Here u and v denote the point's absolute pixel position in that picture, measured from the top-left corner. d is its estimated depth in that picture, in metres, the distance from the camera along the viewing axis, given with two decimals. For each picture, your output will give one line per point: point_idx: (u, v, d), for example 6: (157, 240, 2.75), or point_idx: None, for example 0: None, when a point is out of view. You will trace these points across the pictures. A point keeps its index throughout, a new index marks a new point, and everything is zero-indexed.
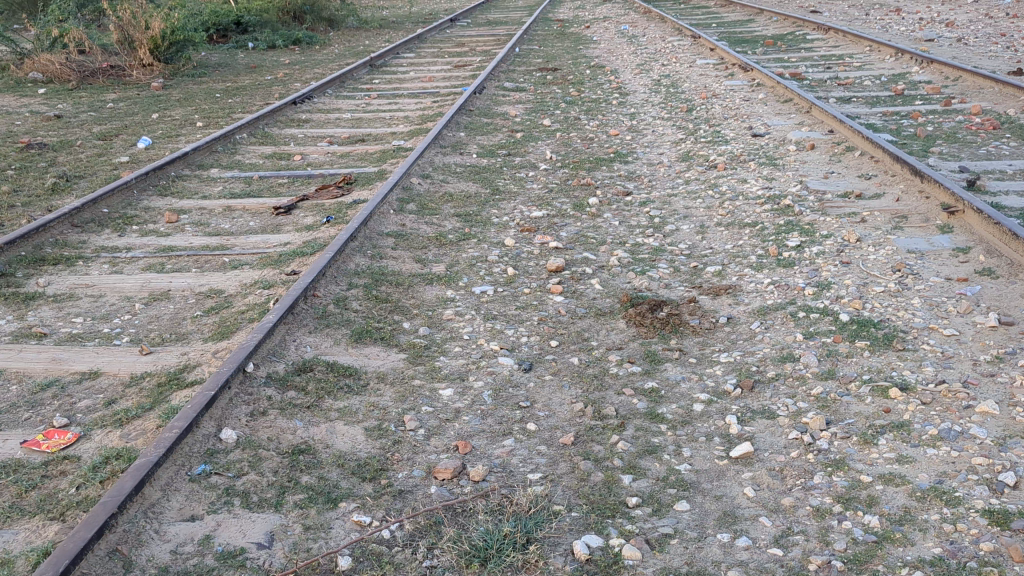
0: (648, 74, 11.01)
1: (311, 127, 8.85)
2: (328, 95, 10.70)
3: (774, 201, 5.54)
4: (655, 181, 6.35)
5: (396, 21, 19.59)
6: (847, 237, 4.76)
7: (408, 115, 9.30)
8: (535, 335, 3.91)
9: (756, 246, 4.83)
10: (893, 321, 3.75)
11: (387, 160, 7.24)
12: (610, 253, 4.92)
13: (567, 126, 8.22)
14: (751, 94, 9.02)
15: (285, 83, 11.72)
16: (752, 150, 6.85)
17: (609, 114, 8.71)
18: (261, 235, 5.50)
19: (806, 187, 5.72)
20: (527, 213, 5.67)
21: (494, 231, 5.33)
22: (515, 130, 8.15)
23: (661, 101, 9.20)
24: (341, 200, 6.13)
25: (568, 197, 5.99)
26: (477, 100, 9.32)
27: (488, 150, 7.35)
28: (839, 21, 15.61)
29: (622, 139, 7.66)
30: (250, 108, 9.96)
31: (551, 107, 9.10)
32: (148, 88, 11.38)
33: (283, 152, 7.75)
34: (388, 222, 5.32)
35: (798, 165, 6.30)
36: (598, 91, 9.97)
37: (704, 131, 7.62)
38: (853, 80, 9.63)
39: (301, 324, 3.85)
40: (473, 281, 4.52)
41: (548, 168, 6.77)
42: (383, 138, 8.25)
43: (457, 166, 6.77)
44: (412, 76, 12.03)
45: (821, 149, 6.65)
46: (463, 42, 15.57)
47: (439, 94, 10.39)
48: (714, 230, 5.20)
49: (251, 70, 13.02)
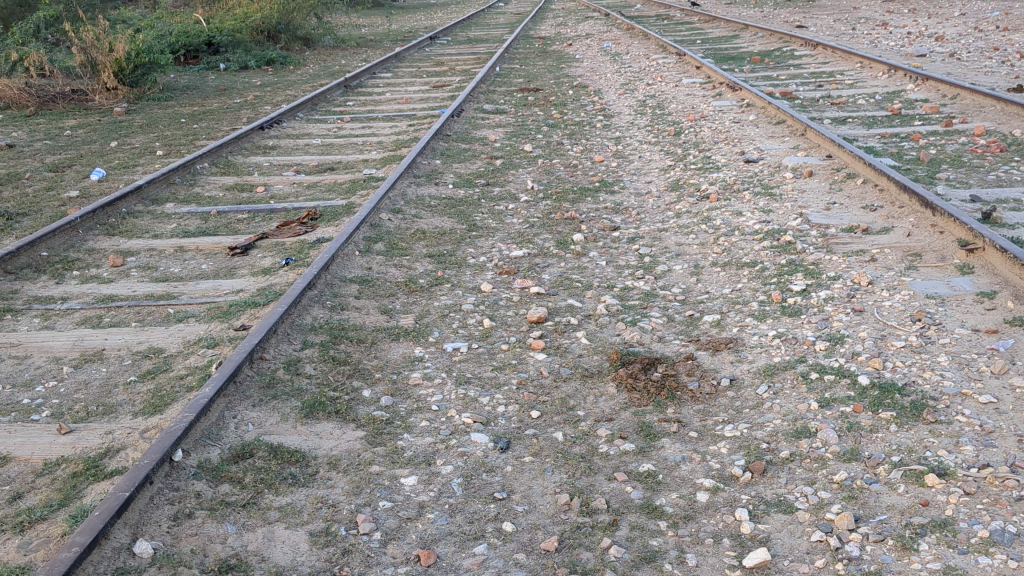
0: (633, 94, 10.59)
1: (278, 154, 8.37)
2: (299, 118, 10.23)
3: (774, 236, 5.09)
4: (644, 213, 5.90)
5: (374, 40, 19.18)
6: (857, 279, 4.32)
7: (382, 140, 8.84)
8: (513, 402, 3.44)
9: (756, 290, 4.38)
10: (919, 385, 3.28)
11: (356, 191, 6.76)
12: (597, 299, 4.46)
13: (549, 152, 7.77)
14: (741, 116, 8.60)
15: (254, 107, 11.25)
16: (746, 178, 6.41)
17: (593, 138, 8.27)
18: (213, 281, 5.02)
19: (808, 220, 5.28)
20: (505, 252, 5.20)
21: (470, 273, 4.86)
22: (494, 156, 7.69)
23: (647, 123, 8.77)
24: (304, 238, 5.65)
25: (550, 233, 5.53)
26: (455, 124, 8.87)
27: (465, 179, 6.88)
28: (825, 36, 15.28)
29: (607, 166, 7.21)
30: (215, 134, 9.48)
31: (532, 131, 8.66)
32: (110, 114, 10.91)
33: (246, 183, 7.27)
34: (353, 266, 4.85)
35: (797, 194, 5.87)
36: (581, 113, 9.53)
37: (694, 157, 7.19)
38: (847, 99, 9.23)
39: (244, 397, 3.38)
40: (444, 335, 4.04)
41: (529, 199, 6.31)
42: (353, 165, 7.77)
43: (431, 198, 6.31)
44: (388, 98, 11.57)
45: (820, 177, 6.22)
46: (442, 61, 15.14)
47: (415, 117, 9.93)
48: (709, 270, 4.76)
49: (220, 93, 12.55)
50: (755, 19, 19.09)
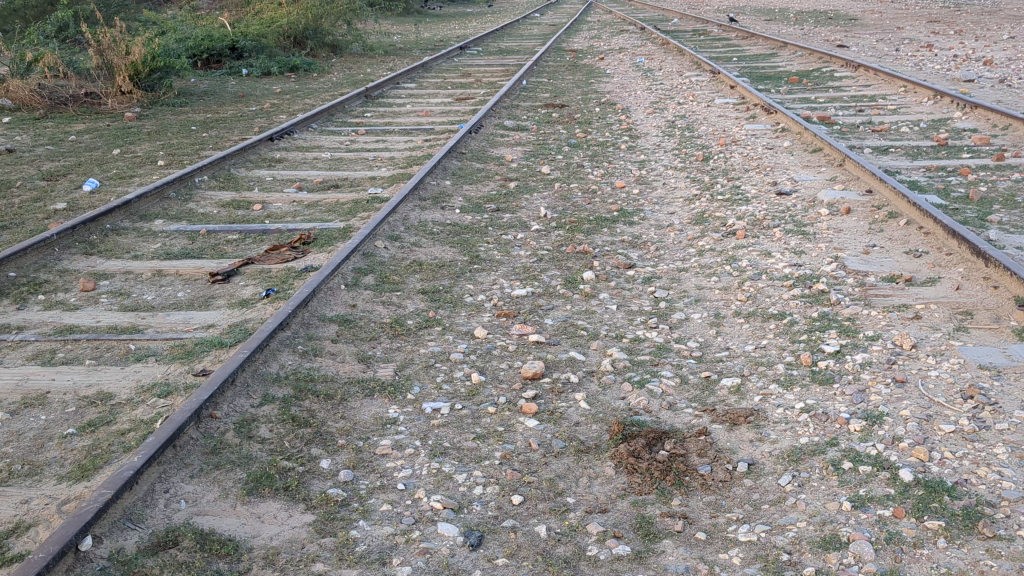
0: (662, 114, 10.11)
1: (283, 168, 7.97)
2: (312, 129, 9.83)
3: (805, 283, 4.58)
4: (663, 249, 5.40)
5: (404, 48, 18.82)
6: (899, 341, 3.79)
7: (394, 155, 8.41)
8: (492, 483, 2.95)
9: (782, 348, 3.87)
10: (971, 485, 2.76)
11: (357, 213, 6.33)
12: (603, 352, 3.96)
13: (568, 175, 7.30)
14: (776, 141, 8.09)
15: (269, 115, 10.87)
16: (777, 212, 5.90)
17: (616, 161, 7.78)
18: (185, 313, 4.59)
19: (844, 265, 4.76)
20: (506, 290, 4.72)
21: (464, 314, 4.39)
22: (509, 178, 7.23)
23: (674, 146, 8.28)
24: (291, 265, 5.20)
25: (560, 270, 5.05)
26: (471, 141, 8.43)
27: (475, 203, 6.42)
28: (867, 57, 14.71)
29: (628, 194, 6.72)
30: (223, 143, 9.11)
31: (552, 151, 8.20)
32: (121, 119, 10.58)
33: (244, 199, 6.86)
34: (335, 302, 4.39)
35: (832, 234, 5.35)
36: (606, 133, 9.04)
37: (722, 186, 6.68)
38: (889, 126, 8.69)
39: (181, 466, 2.93)
40: (424, 392, 3.57)
41: (540, 228, 5.84)
42: (359, 183, 7.33)
43: (435, 224, 5.86)
44: (409, 110, 11.16)
45: (859, 215, 5.69)
46: (469, 73, 14.71)
47: (432, 132, 9.51)
48: (730, 320, 4.26)
49: (238, 99, 12.21)
50: (794, 36, 18.52)
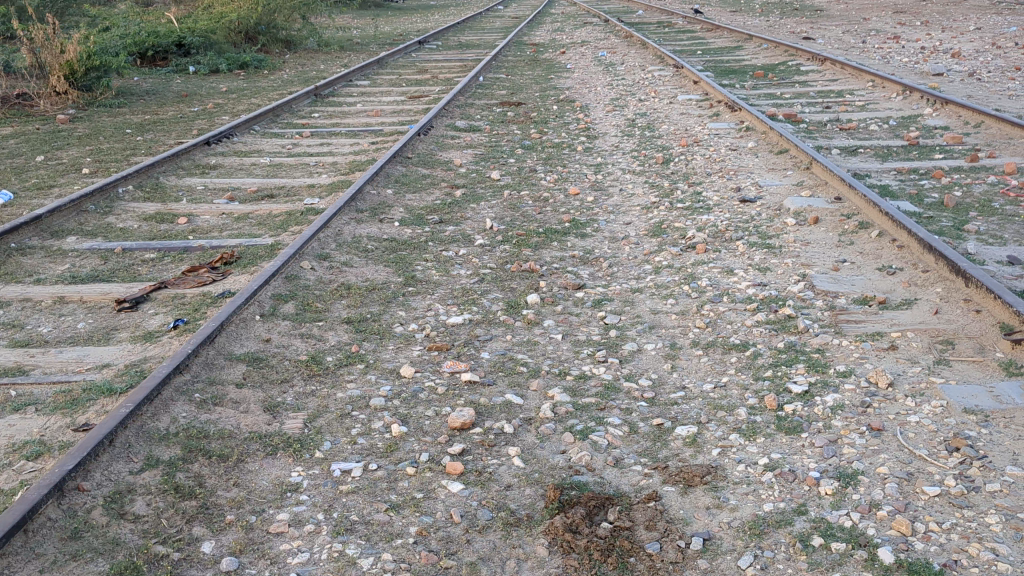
0: (623, 112, 9.70)
1: (217, 174, 7.46)
2: (254, 131, 9.32)
3: (770, 306, 4.17)
4: (616, 266, 4.97)
5: (361, 43, 18.25)
6: (873, 378, 3.39)
7: (338, 160, 7.93)
8: (403, 569, 2.50)
9: (743, 388, 3.45)
10: (963, 568, 2.35)
11: (289, 226, 5.86)
12: (543, 394, 3.51)
13: (519, 181, 6.86)
14: (739, 142, 7.69)
15: (211, 117, 10.33)
16: (740, 222, 5.50)
17: (571, 164, 7.35)
18: (80, 349, 4.08)
19: (812, 286, 4.36)
20: (441, 318, 4.27)
21: (391, 348, 3.93)
22: (456, 184, 6.78)
23: (633, 147, 7.87)
24: (208, 290, 4.72)
25: (503, 292, 4.61)
26: (420, 144, 7.96)
27: (417, 214, 5.96)
28: (834, 49, 14.39)
29: (582, 202, 6.28)
30: (156, 148, 8.58)
31: (505, 154, 7.75)
32: (52, 122, 9.98)
33: (168, 211, 6.34)
34: (248, 337, 3.91)
35: (799, 248, 4.95)
36: (563, 133, 8.60)
37: (682, 193, 6.26)
38: (857, 124, 8.33)
39: (31, 556, 2.45)
40: (336, 448, 3.10)
41: (485, 243, 5.39)
42: (296, 192, 6.85)
43: (371, 238, 5.40)
44: (359, 110, 10.66)
45: (827, 225, 5.29)
46: (426, 68, 14.21)
47: (381, 133, 9.03)
48: (686, 352, 3.83)
49: (181, 99, 11.65)
50: (760, 28, 18.19)
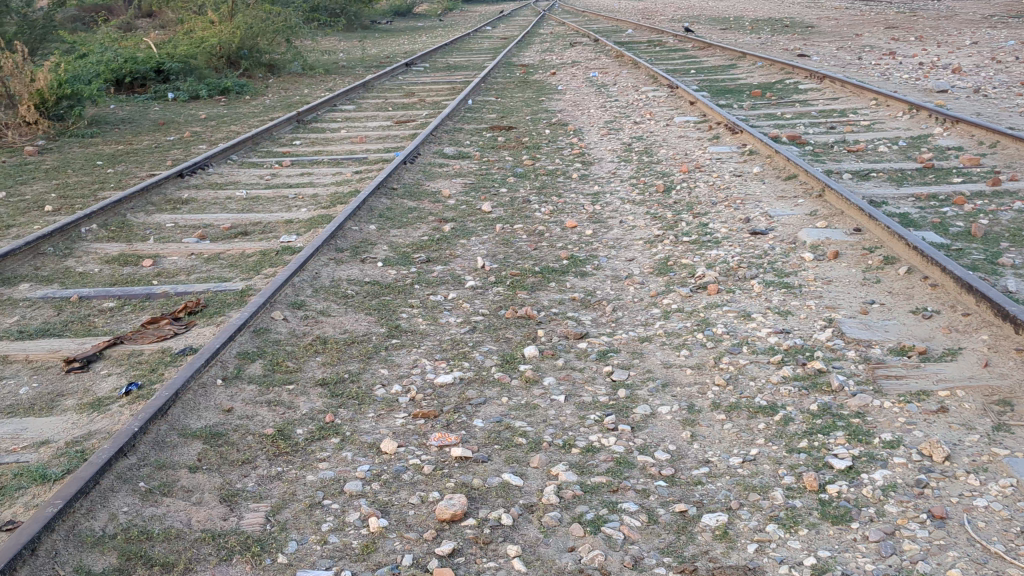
0: (618, 135, 9.29)
1: (189, 209, 7.01)
2: (231, 160, 8.87)
3: (797, 359, 3.72)
4: (621, 310, 4.52)
5: (347, 67, 17.83)
6: (926, 451, 2.94)
7: (318, 191, 7.48)
8: None
9: (776, 464, 2.99)
10: None
11: (264, 267, 5.40)
12: (546, 472, 3.04)
13: (511, 212, 6.42)
14: (743, 167, 7.28)
15: (188, 146, 9.87)
16: (754, 257, 5.06)
17: (567, 193, 6.92)
18: (18, 421, 3.60)
19: (841, 333, 3.91)
20: (428, 376, 3.80)
21: (370, 415, 3.46)
22: (445, 217, 6.33)
23: (632, 173, 7.44)
24: (167, 346, 4.24)
25: (498, 344, 4.15)
26: (405, 173, 7.52)
27: (401, 252, 5.50)
28: (830, 67, 14.03)
29: (581, 235, 5.84)
30: (127, 180, 8.12)
31: (496, 183, 7.31)
32: (20, 154, 9.52)
33: (133, 252, 5.87)
34: (206, 406, 3.43)
35: (821, 288, 4.51)
36: (557, 159, 8.17)
37: (687, 224, 5.83)
38: (865, 146, 7.93)
39: None
40: (302, 551, 2.63)
41: (476, 285, 4.94)
42: (272, 228, 6.39)
43: (350, 282, 4.93)
44: (343, 136, 10.23)
45: (849, 260, 4.85)
46: (413, 91, 13.80)
47: (365, 162, 8.59)
48: (706, 417, 3.37)
49: (158, 127, 11.20)
50: (753, 46, 17.88)
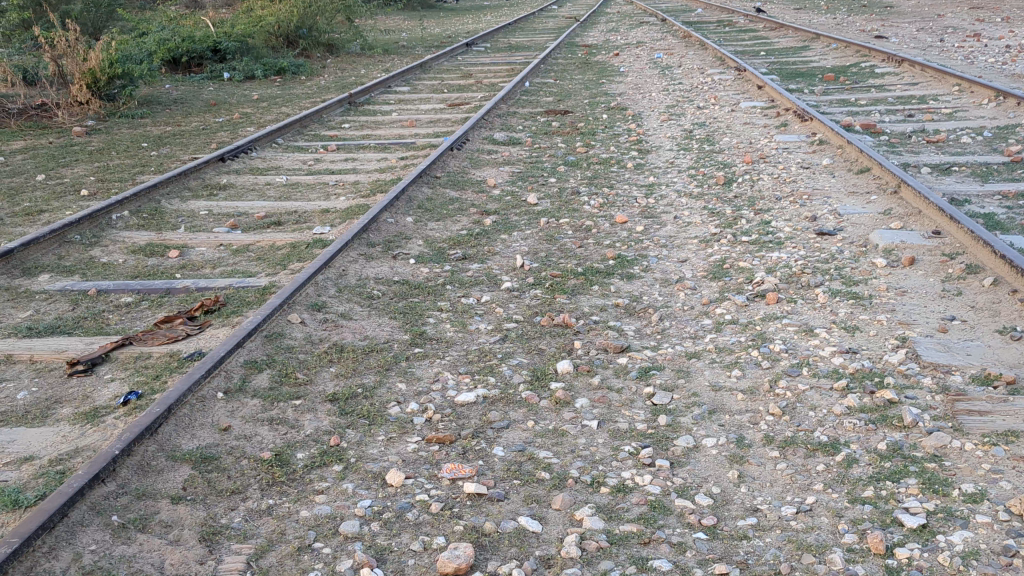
0: (679, 121, 8.81)
1: (226, 196, 6.76)
2: (276, 143, 8.62)
3: (864, 386, 3.28)
4: (669, 320, 4.11)
5: (407, 47, 17.51)
6: (1015, 508, 2.50)
7: (361, 178, 7.18)
8: None
9: (835, 517, 2.58)
10: None
11: (292, 261, 5.10)
12: (569, 515, 2.68)
13: (558, 205, 6.03)
14: (811, 158, 6.77)
15: (235, 128, 9.65)
16: (820, 261, 4.60)
17: (619, 184, 6.50)
18: (7, 432, 3.34)
19: (917, 356, 3.46)
20: (448, 393, 3.45)
21: (380, 439, 3.12)
22: (488, 209, 5.98)
23: (690, 163, 6.99)
24: (177, 349, 3.96)
25: (529, 356, 3.78)
26: (451, 160, 7.17)
27: (437, 249, 5.16)
28: (909, 49, 13.29)
29: (631, 232, 5.44)
30: (168, 163, 7.91)
31: (545, 172, 6.92)
32: (68, 134, 9.39)
33: (161, 242, 5.62)
34: (201, 425, 3.13)
35: (894, 300, 4.05)
36: (612, 147, 7.75)
37: (747, 222, 5.38)
38: (946, 136, 7.34)
39: None
40: None
41: (513, 286, 4.58)
42: (308, 217, 6.11)
43: (378, 281, 4.60)
44: (394, 119, 9.91)
45: (926, 268, 4.37)
46: (470, 73, 13.44)
47: (412, 147, 8.26)
48: (756, 453, 2.96)
49: (209, 108, 11.02)
50: (826, 27, 17.12)
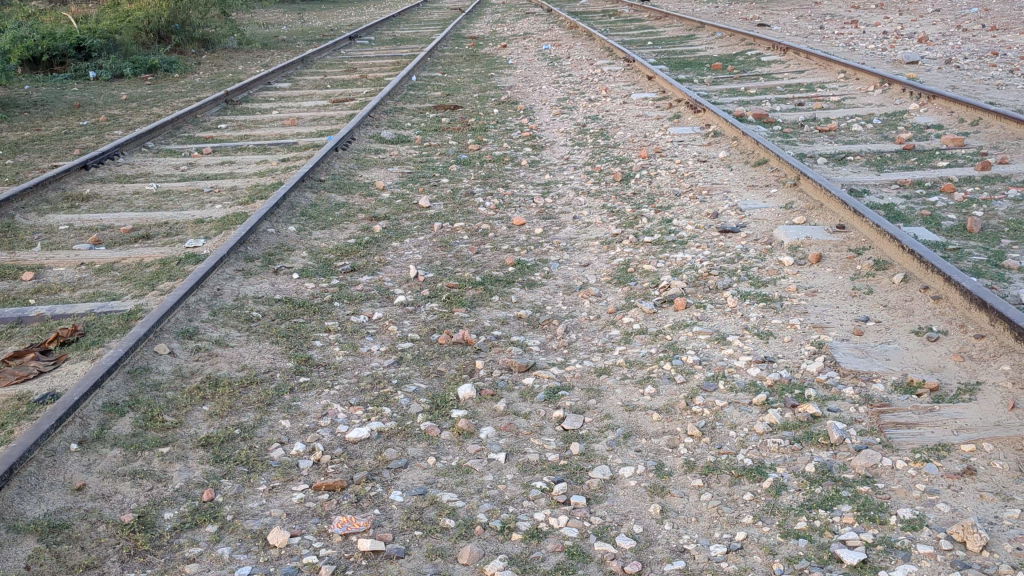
0: (572, 114, 8.60)
1: (89, 207, 6.22)
2: (147, 147, 8.05)
3: (785, 399, 3.08)
4: (575, 332, 3.85)
5: (288, 40, 16.87)
6: (958, 536, 2.32)
7: (239, 183, 6.72)
8: None
9: (769, 556, 2.36)
10: None
11: (162, 280, 4.65)
12: (477, 571, 2.38)
13: (452, 207, 5.72)
14: (707, 151, 6.63)
15: (101, 132, 9.00)
16: (726, 261, 4.42)
17: (514, 183, 6.23)
18: None
19: (835, 363, 3.29)
20: (339, 429, 3.10)
21: (261, 490, 2.76)
22: (378, 214, 5.62)
23: (586, 159, 6.78)
24: (26, 391, 3.49)
25: (427, 380, 3.46)
26: (336, 162, 6.78)
27: (322, 261, 4.78)
28: (792, 37, 13.44)
29: (529, 234, 5.17)
30: (25, 173, 7.27)
31: (436, 172, 6.60)
32: None
33: (13, 263, 5.08)
34: (50, 486, 2.70)
35: (805, 301, 3.88)
36: (504, 143, 7.47)
37: (648, 221, 5.18)
38: (838, 124, 7.31)
39: None
40: None
41: (407, 300, 4.25)
42: (181, 229, 5.64)
43: (258, 300, 4.21)
44: (274, 118, 9.42)
45: (834, 265, 4.23)
46: (354, 67, 12.97)
47: (294, 148, 7.81)
48: (678, 483, 2.72)
49: (73, 110, 10.28)
50: (709, 15, 17.25)
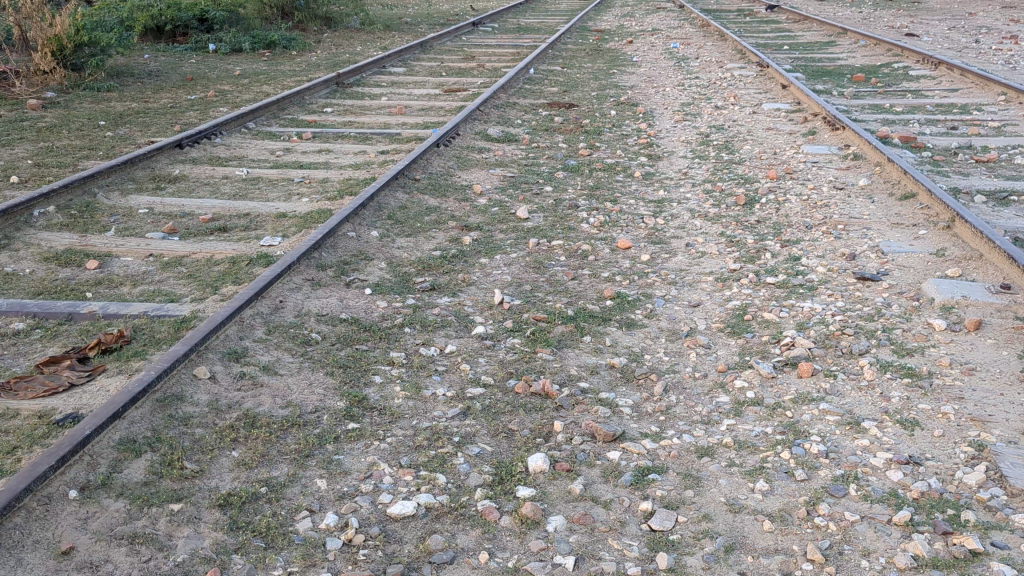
0: (695, 122, 7.94)
1: (175, 190, 5.92)
2: (247, 127, 7.76)
3: (937, 522, 2.44)
4: (676, 393, 3.27)
5: (411, 23, 16.55)
6: None
7: (331, 174, 6.34)
8: None
9: None
10: None
11: (228, 283, 4.25)
12: None
13: (551, 220, 5.18)
14: (845, 176, 5.91)
15: (207, 108, 8.78)
16: (865, 318, 3.75)
17: (624, 198, 5.64)
18: None
19: (1001, 476, 2.61)
20: (382, 500, 2.61)
21: None
22: (470, 223, 5.13)
23: (706, 175, 6.13)
24: (50, 408, 3.11)
25: (494, 442, 2.93)
26: (435, 157, 6.32)
27: (400, 275, 4.31)
28: (944, 49, 12.35)
29: (635, 261, 4.59)
30: (120, 147, 7.05)
31: (539, 177, 6.07)
32: (22, 107, 8.53)
33: (83, 248, 4.77)
34: (32, 546, 2.27)
35: (963, 383, 3.19)
36: (618, 150, 6.89)
37: (773, 257, 4.53)
38: (998, 155, 6.46)
39: None
40: None
41: (486, 332, 3.73)
42: (262, 222, 5.26)
43: (320, 319, 3.75)
44: (381, 104, 9.04)
45: (998, 336, 3.52)
46: (472, 55, 12.53)
47: (396, 139, 7.40)
48: None
49: (185, 83, 10.14)
50: (853, 20, 16.18)
